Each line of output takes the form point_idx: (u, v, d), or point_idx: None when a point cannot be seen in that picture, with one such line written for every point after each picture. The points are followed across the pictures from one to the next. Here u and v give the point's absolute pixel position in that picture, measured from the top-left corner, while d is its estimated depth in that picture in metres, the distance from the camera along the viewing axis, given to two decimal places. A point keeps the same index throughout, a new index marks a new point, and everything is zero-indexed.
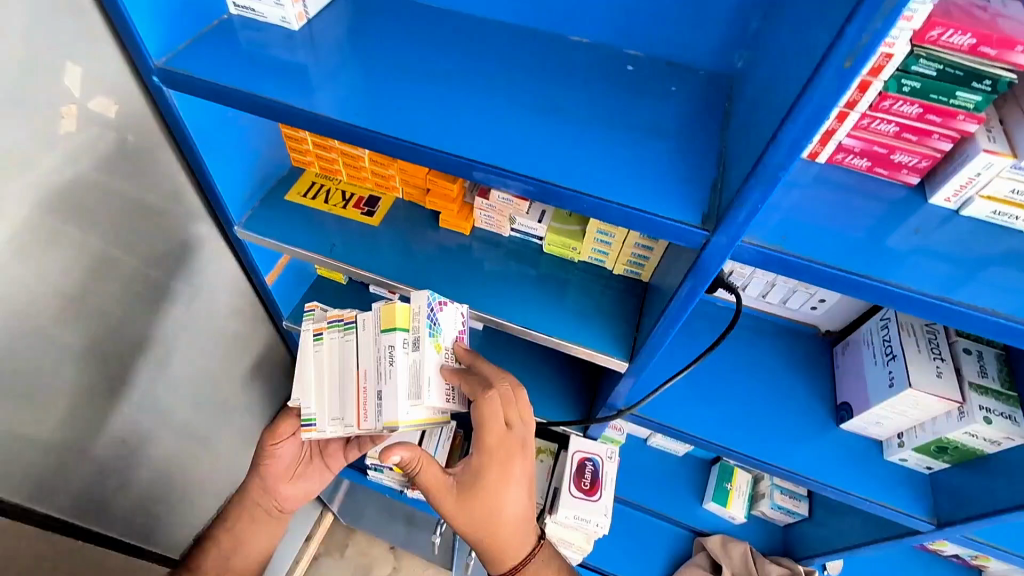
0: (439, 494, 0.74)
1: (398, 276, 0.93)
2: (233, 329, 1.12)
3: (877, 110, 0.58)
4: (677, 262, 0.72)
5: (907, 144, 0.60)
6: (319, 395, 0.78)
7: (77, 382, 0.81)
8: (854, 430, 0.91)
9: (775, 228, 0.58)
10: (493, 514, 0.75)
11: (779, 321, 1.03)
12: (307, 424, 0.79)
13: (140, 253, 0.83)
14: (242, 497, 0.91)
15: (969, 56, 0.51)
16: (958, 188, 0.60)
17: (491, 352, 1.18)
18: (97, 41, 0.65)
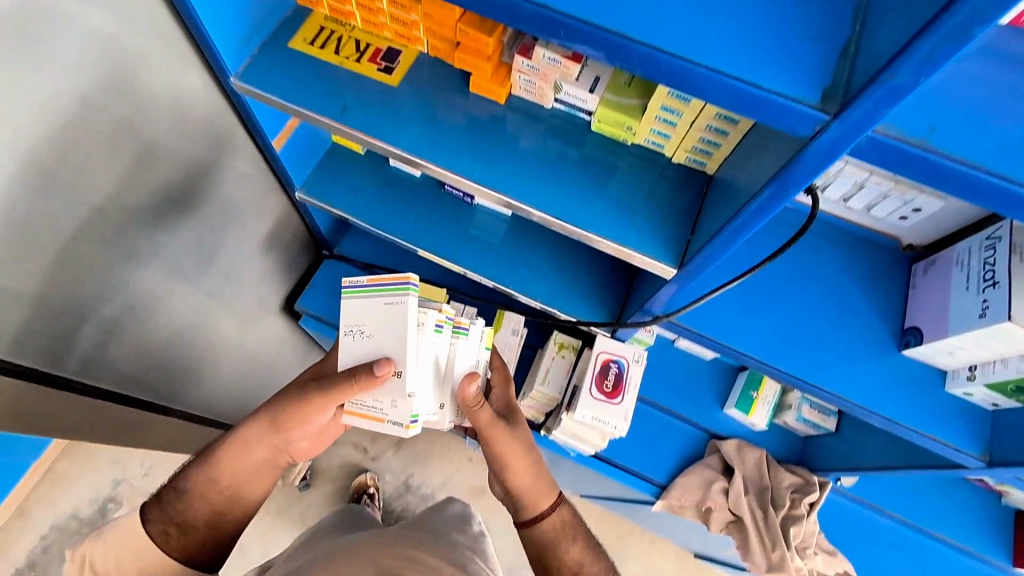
0: (498, 437, 0.82)
1: (418, 150, 0.80)
2: (242, 197, 1.04)
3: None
4: (763, 153, 0.58)
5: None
6: (424, 391, 0.75)
7: (75, 249, 0.75)
8: (915, 357, 0.82)
9: (923, 113, 0.43)
10: (535, 452, 0.86)
11: (854, 230, 0.89)
12: (410, 420, 0.71)
13: (125, 105, 0.72)
14: (238, 449, 0.78)
15: None
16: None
17: (517, 240, 1.10)
18: None
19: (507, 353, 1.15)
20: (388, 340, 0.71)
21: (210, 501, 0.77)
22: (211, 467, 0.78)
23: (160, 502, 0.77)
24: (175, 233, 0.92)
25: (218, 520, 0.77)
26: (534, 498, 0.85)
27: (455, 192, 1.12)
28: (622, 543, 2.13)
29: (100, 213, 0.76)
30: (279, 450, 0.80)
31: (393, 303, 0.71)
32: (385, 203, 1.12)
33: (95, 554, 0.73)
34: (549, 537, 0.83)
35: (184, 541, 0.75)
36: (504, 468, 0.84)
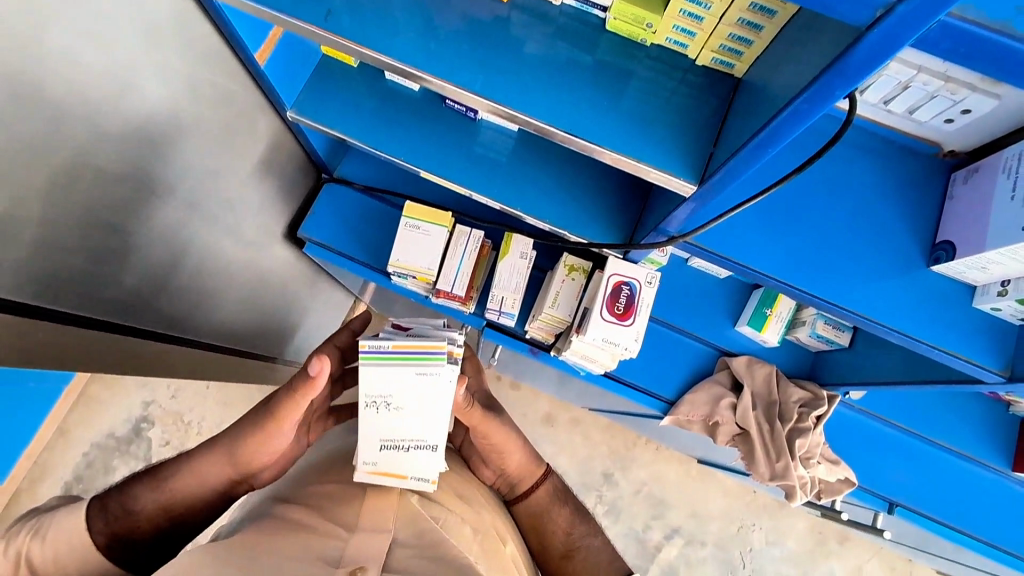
0: (489, 430, 0.85)
1: (414, 59, 0.73)
2: (229, 117, 0.97)
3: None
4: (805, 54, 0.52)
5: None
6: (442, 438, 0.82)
7: (60, 178, 0.72)
8: (943, 272, 0.79)
9: None
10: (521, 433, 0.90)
11: (890, 137, 0.82)
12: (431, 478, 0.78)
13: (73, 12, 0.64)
14: (197, 475, 0.69)
15: None
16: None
17: (525, 158, 1.04)
18: None
19: (516, 276, 1.13)
20: (417, 405, 0.79)
21: (167, 519, 0.67)
22: (168, 490, 0.67)
23: (106, 507, 0.64)
24: (159, 156, 0.87)
25: (171, 537, 0.68)
26: (522, 476, 0.90)
27: (456, 107, 1.04)
28: (629, 450, 2.23)
29: (76, 138, 0.71)
30: (246, 478, 0.73)
31: (426, 374, 0.78)
32: (383, 120, 1.05)
33: (35, 550, 0.60)
34: (541, 507, 0.89)
35: (132, 554, 0.64)
36: (494, 451, 0.88)
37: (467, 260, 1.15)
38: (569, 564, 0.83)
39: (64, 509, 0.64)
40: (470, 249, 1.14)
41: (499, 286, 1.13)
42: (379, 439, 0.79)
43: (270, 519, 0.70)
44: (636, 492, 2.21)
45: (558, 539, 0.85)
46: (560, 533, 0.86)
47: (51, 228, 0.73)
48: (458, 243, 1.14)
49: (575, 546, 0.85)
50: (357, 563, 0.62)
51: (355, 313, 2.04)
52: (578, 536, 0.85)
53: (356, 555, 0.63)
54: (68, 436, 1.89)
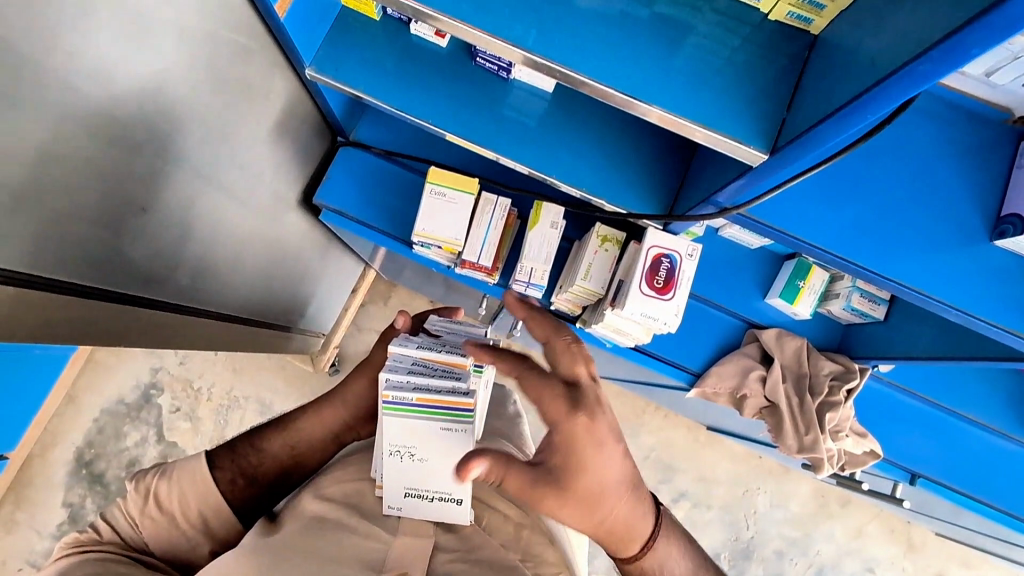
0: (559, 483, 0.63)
1: (459, 13, 0.66)
2: (245, 76, 0.90)
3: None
4: (915, 13, 0.48)
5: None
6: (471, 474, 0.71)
7: (69, 142, 0.66)
8: (1008, 248, 0.75)
9: None
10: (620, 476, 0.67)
11: (960, 100, 0.78)
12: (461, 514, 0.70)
13: None
14: (313, 421, 0.82)
15: None
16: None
17: (560, 121, 0.98)
18: None
19: (546, 247, 1.08)
20: (440, 458, 0.67)
21: (277, 463, 0.80)
22: (290, 433, 0.82)
23: (231, 451, 0.79)
24: (172, 120, 0.81)
25: (281, 480, 0.81)
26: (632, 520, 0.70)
27: (488, 66, 0.97)
28: (639, 417, 2.25)
29: (90, 99, 0.66)
30: (348, 429, 0.83)
31: (452, 429, 0.66)
32: (409, 81, 0.98)
33: (160, 488, 0.75)
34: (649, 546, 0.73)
35: (247, 492, 0.78)
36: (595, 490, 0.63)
37: (493, 231, 1.10)
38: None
39: (188, 457, 0.79)
40: (497, 219, 1.10)
41: (528, 257, 1.08)
42: (402, 486, 0.68)
43: (309, 515, 0.70)
44: (644, 458, 2.24)
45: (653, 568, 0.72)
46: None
47: (65, 198, 0.69)
48: (484, 211, 1.10)
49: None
50: (399, 569, 0.63)
51: (365, 281, 1.99)
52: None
53: (400, 558, 0.64)
54: (78, 402, 1.88)
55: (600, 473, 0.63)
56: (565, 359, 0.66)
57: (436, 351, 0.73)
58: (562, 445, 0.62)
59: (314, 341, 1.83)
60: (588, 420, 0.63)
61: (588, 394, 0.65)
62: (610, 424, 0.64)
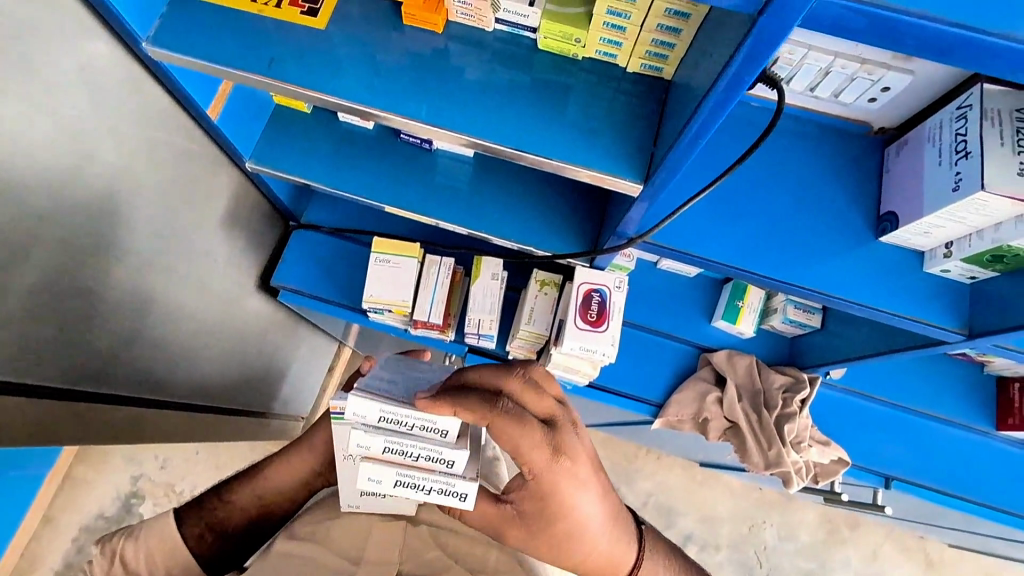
0: (551, 519, 0.64)
1: (359, 99, 0.75)
2: (188, 173, 0.98)
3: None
4: (713, 46, 0.56)
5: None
6: None
7: (13, 245, 0.72)
8: (891, 242, 0.82)
9: None
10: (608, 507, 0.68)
11: (823, 122, 0.87)
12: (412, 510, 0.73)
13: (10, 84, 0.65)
14: (280, 470, 0.83)
15: None
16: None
17: (483, 182, 1.07)
18: None
19: (489, 298, 1.14)
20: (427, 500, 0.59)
21: (244, 514, 0.82)
22: (257, 484, 0.83)
23: (200, 506, 0.82)
24: (120, 217, 0.87)
25: (250, 530, 0.83)
26: (622, 554, 0.72)
27: (411, 140, 1.07)
28: (631, 463, 2.22)
29: (21, 199, 0.71)
30: (315, 477, 0.84)
31: None
32: (342, 163, 1.07)
33: (126, 548, 0.77)
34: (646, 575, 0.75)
35: (215, 545, 0.80)
36: (575, 524, 0.65)
37: (441, 289, 1.16)
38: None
39: (155, 517, 0.81)
40: (443, 278, 1.15)
41: (473, 309, 1.13)
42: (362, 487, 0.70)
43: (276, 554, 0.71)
44: (644, 505, 2.18)
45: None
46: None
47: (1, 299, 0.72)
48: (430, 272, 1.16)
49: None
50: None
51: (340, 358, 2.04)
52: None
53: None
54: (54, 523, 1.82)
55: (579, 512, 0.64)
56: (531, 398, 0.61)
57: None
58: (549, 491, 0.62)
59: (292, 425, 1.83)
60: (574, 464, 0.61)
61: (566, 424, 0.62)
62: (590, 462, 0.63)
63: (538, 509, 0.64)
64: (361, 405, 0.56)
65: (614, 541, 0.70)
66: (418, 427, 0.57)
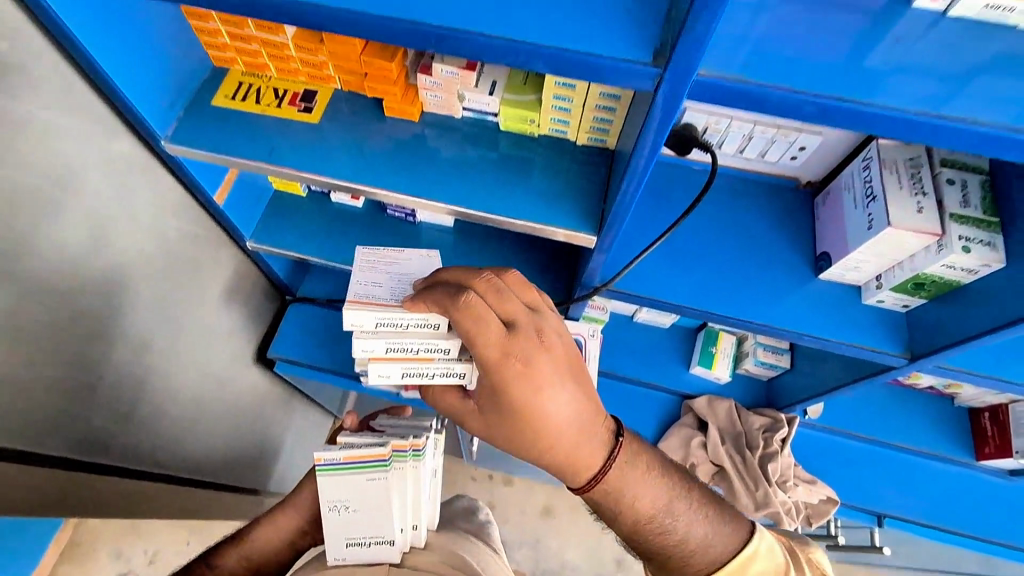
0: (505, 418, 0.63)
1: (348, 177, 0.86)
2: (192, 252, 1.08)
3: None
4: (636, 119, 0.67)
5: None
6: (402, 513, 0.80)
7: (26, 317, 0.79)
8: (830, 279, 0.91)
9: (736, 55, 0.52)
10: (577, 406, 0.62)
11: (758, 179, 0.99)
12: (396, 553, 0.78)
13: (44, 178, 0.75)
14: (268, 529, 0.88)
15: None
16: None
17: (464, 248, 1.17)
18: None
19: None
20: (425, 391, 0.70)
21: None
22: (246, 545, 0.86)
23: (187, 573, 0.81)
24: (126, 292, 0.95)
25: None
26: (587, 455, 0.64)
27: (397, 214, 1.18)
28: None
29: (39, 276, 0.79)
30: (302, 534, 0.89)
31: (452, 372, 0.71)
32: (334, 238, 1.17)
33: None
34: (619, 489, 0.66)
35: None
36: (531, 416, 0.61)
37: None
38: (651, 540, 0.67)
39: None
40: None
41: None
42: (345, 538, 0.79)
43: None
44: None
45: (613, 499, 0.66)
46: (639, 509, 0.66)
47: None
48: None
49: (665, 521, 0.67)
50: None
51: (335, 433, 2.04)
52: (654, 491, 0.68)
53: None
54: None
55: (534, 407, 0.60)
56: (493, 297, 0.61)
57: (359, 448, 0.82)
58: (496, 390, 0.61)
59: None
60: (527, 367, 0.60)
61: (529, 329, 0.61)
62: (550, 362, 0.61)
63: (492, 404, 0.63)
64: (364, 315, 0.66)
65: (575, 443, 0.63)
66: (411, 328, 0.67)
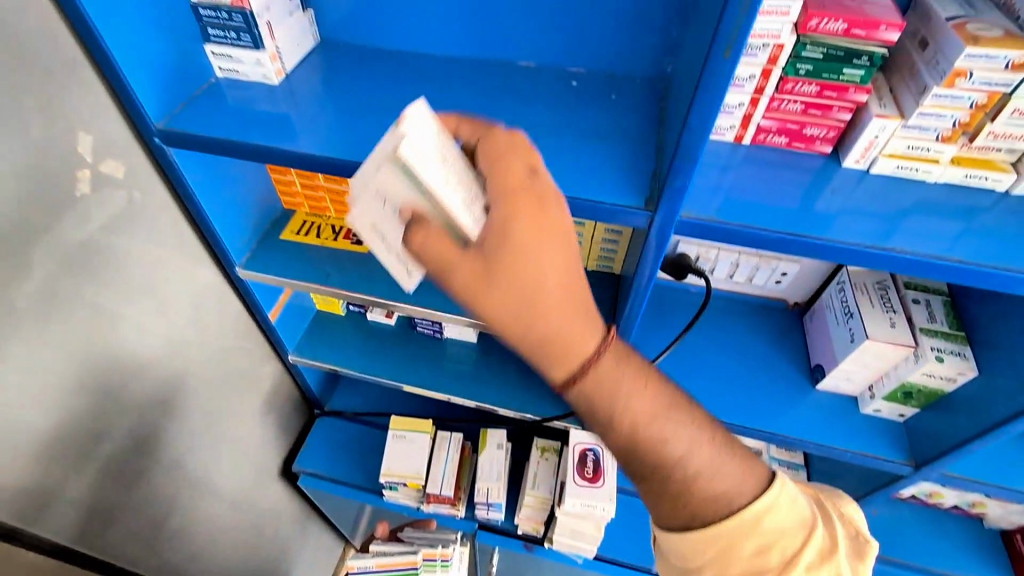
0: (502, 266, 0.47)
1: (391, 297, 1.00)
2: (241, 364, 1.18)
3: (807, 31, 0.61)
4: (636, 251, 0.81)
5: (857, 43, 0.61)
6: None
7: (103, 420, 0.88)
8: (828, 389, 0.98)
9: (710, 202, 0.66)
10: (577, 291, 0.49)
11: (751, 300, 1.10)
12: None
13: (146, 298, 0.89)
14: None
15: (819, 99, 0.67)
16: (993, 137, 0.64)
17: (486, 361, 1.26)
18: (113, 123, 0.76)
19: (495, 466, 1.22)
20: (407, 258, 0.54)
21: None
22: None
23: None
24: (185, 400, 1.04)
25: None
26: (581, 349, 0.50)
27: (426, 330, 1.29)
28: None
29: (120, 383, 0.89)
30: None
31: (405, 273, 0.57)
32: (368, 353, 1.28)
33: None
34: (624, 408, 0.53)
35: None
36: (532, 270, 0.47)
37: (451, 463, 1.24)
38: (674, 489, 0.55)
39: None
40: (453, 452, 1.24)
41: (483, 479, 1.21)
42: None
43: None
44: None
45: (627, 440, 0.54)
46: (666, 452, 0.54)
47: (70, 471, 0.84)
48: (442, 446, 1.25)
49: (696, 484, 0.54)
50: None
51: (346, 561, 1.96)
52: (687, 451, 0.55)
53: None
54: None
55: (537, 265, 0.47)
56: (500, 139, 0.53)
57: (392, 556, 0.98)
58: (506, 233, 0.47)
59: None
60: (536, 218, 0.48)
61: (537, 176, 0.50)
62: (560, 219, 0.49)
63: (490, 250, 0.47)
64: (415, 125, 0.48)
65: (568, 313, 0.48)
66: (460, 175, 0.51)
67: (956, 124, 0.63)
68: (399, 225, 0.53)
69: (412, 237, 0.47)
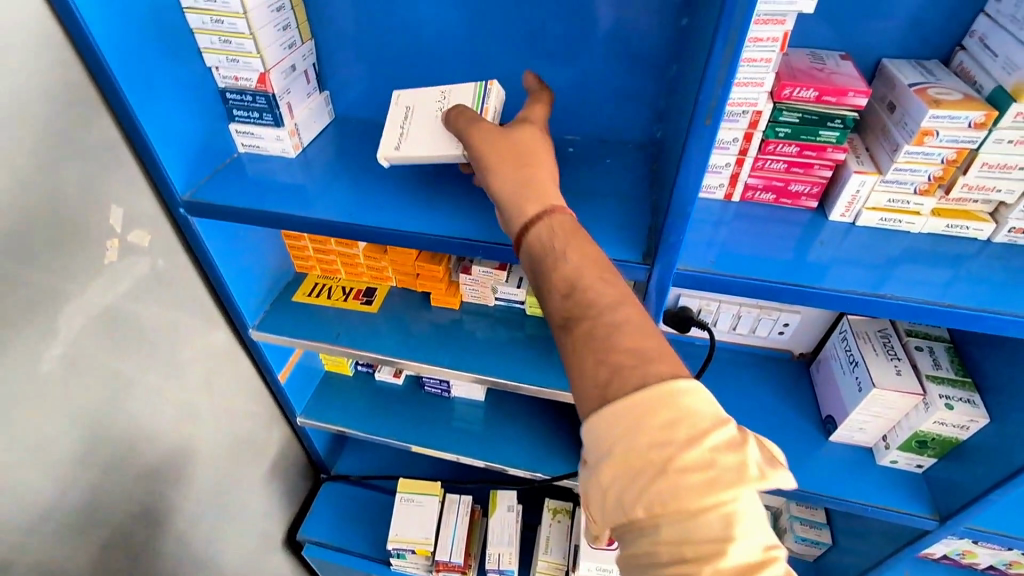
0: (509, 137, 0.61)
1: (400, 355, 1.01)
2: (250, 427, 1.19)
3: (781, 99, 0.67)
4: None
5: (829, 108, 0.67)
6: None
7: (114, 485, 0.87)
8: (842, 441, 0.96)
9: (705, 256, 0.69)
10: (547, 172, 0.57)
11: (756, 351, 1.11)
12: None
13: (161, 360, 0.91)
14: None
15: (800, 158, 0.71)
16: (968, 190, 0.67)
17: (495, 419, 1.26)
18: (143, 196, 0.82)
19: (506, 530, 1.19)
20: (419, 129, 0.73)
21: None
22: None
23: None
24: (194, 463, 1.04)
25: None
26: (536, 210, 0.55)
27: (434, 389, 1.30)
28: None
29: (132, 446, 0.90)
30: None
31: (398, 146, 0.73)
32: (376, 413, 1.28)
33: None
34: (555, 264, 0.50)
35: None
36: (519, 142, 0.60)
37: (461, 527, 1.21)
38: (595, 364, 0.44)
39: None
40: (463, 515, 1.22)
41: (494, 544, 1.17)
42: None
43: None
44: None
45: (561, 281, 0.48)
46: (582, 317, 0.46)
47: (78, 538, 0.83)
48: (451, 509, 1.23)
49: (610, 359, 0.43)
50: None
51: None
52: (610, 308, 0.46)
53: None
54: None
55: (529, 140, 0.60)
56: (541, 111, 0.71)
57: None
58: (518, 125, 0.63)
59: None
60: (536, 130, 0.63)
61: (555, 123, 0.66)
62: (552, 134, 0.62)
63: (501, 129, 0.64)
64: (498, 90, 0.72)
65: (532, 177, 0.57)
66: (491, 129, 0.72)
67: (931, 178, 0.67)
68: (424, 113, 0.74)
69: (460, 117, 0.65)
